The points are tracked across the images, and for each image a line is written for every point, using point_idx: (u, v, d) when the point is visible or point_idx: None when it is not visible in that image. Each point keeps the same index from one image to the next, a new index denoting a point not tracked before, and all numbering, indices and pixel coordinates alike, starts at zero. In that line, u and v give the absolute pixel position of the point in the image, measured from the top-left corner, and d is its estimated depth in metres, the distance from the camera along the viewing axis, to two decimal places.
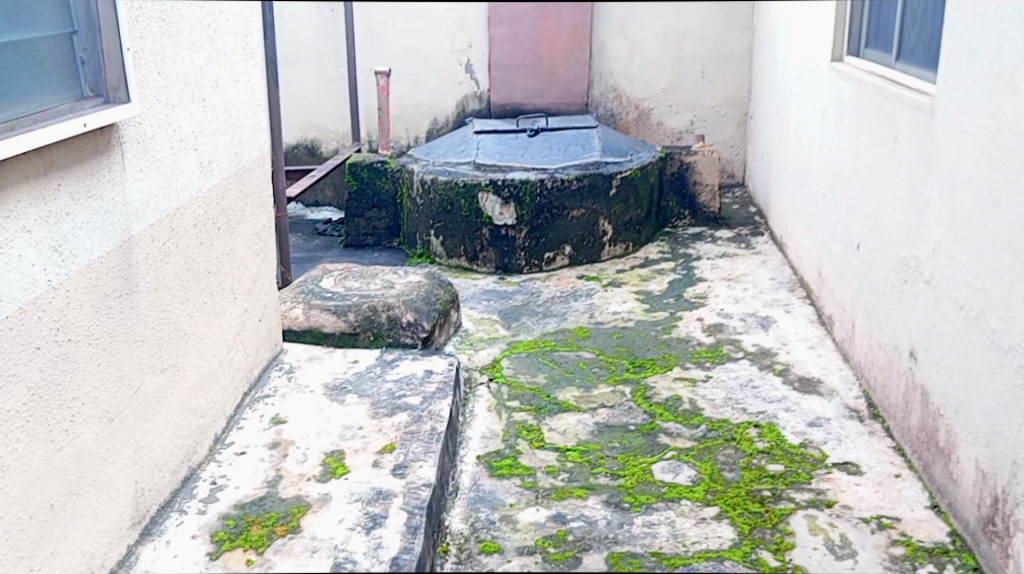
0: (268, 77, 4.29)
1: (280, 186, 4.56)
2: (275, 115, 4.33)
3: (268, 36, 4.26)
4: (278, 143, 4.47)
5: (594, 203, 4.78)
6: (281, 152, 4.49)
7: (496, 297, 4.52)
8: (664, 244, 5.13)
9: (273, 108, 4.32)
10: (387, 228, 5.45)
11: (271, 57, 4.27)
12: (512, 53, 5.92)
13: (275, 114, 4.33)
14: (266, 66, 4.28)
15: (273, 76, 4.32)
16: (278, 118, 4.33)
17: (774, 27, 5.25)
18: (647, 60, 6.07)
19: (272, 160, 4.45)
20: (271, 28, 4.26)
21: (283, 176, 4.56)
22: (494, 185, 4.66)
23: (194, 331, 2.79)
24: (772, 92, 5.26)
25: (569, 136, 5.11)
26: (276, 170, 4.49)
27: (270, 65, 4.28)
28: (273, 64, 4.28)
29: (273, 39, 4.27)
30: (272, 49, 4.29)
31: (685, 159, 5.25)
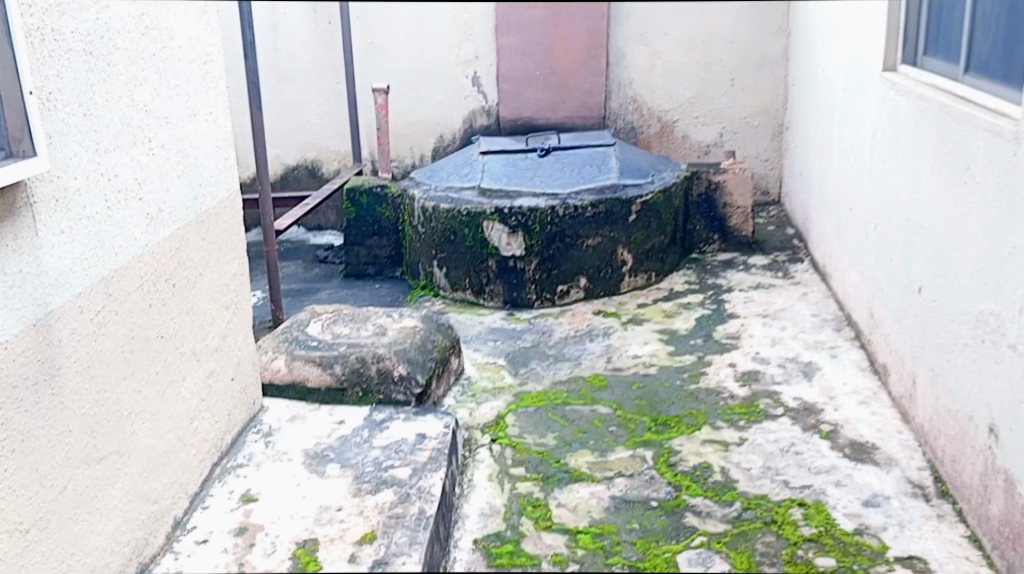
0: (251, 104, 3.99)
1: (269, 220, 4.19)
2: (261, 143, 4.05)
3: (249, 57, 3.91)
4: (264, 174, 4.10)
5: (611, 230, 4.37)
6: (268, 184, 4.12)
7: (504, 337, 4.13)
8: (691, 272, 4.76)
9: (258, 135, 4.04)
10: (389, 258, 5.13)
11: (254, 81, 3.96)
12: (522, 64, 5.51)
13: (260, 142, 4.04)
14: (249, 91, 3.97)
15: (257, 103, 4.00)
16: (264, 145, 4.05)
17: (813, 31, 4.80)
18: (670, 69, 5.62)
19: (260, 192, 4.11)
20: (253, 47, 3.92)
21: (272, 209, 4.20)
22: (500, 213, 4.29)
23: (140, 409, 2.29)
24: (814, 103, 4.80)
25: (584, 156, 4.68)
26: (265, 204, 4.15)
27: (253, 90, 3.96)
28: (256, 87, 3.96)
29: (255, 59, 3.93)
30: (255, 71, 3.95)
31: (713, 178, 4.85)
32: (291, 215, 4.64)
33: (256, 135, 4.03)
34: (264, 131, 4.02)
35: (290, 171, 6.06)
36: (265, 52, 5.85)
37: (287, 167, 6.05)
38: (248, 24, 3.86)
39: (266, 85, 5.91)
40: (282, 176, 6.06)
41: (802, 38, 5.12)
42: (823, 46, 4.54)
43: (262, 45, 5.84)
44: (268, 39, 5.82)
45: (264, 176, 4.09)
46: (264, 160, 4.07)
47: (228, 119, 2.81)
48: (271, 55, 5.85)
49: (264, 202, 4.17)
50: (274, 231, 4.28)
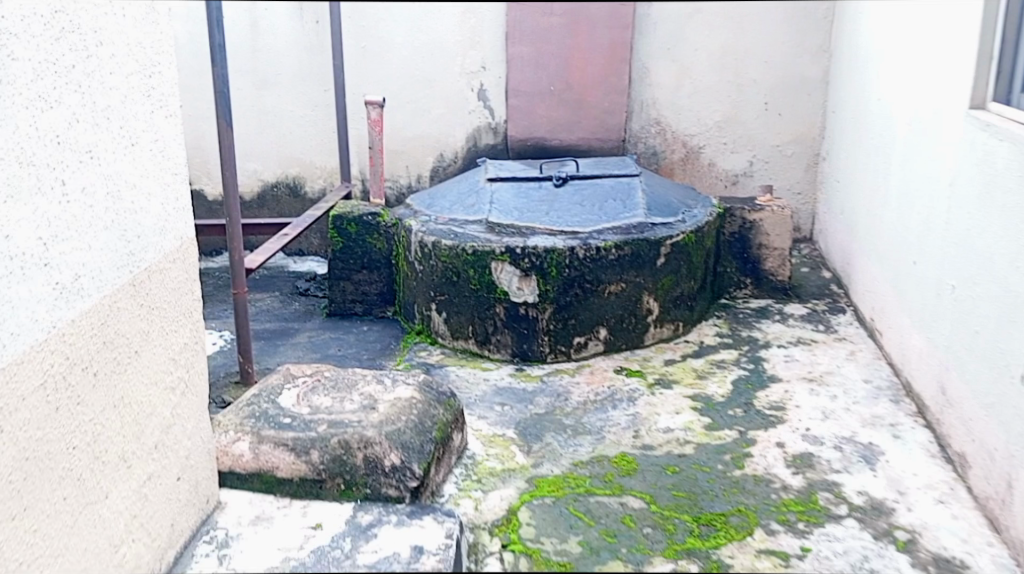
0: (220, 121, 3.40)
1: (240, 259, 3.61)
2: (231, 168, 3.47)
3: (218, 63, 3.33)
4: (234, 204, 3.53)
5: (637, 274, 4.00)
6: (239, 216, 3.54)
7: (513, 398, 3.70)
8: (722, 320, 4.39)
9: (227, 159, 3.45)
10: (379, 295, 4.63)
11: (223, 92, 3.37)
12: (536, 78, 5.03)
13: (230, 167, 3.46)
14: (215, 103, 3.38)
15: (228, 119, 3.41)
16: (235, 170, 3.47)
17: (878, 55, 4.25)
18: (699, 89, 5.18)
19: (229, 226, 3.53)
20: (224, 52, 3.33)
21: (243, 246, 3.63)
22: (511, 254, 3.89)
23: (38, 555, 1.73)
24: (874, 134, 4.26)
25: (606, 187, 4.31)
26: (236, 240, 3.57)
27: (221, 102, 3.37)
28: (225, 99, 3.37)
29: (224, 66, 3.34)
30: (225, 81, 3.37)
31: (749, 216, 4.49)
32: (267, 249, 4.06)
33: (223, 158, 3.44)
34: (235, 153, 3.43)
35: (268, 188, 5.50)
36: (241, 54, 5.25)
37: (266, 183, 5.49)
38: (218, 23, 3.28)
39: (243, 91, 5.32)
40: (259, 194, 5.51)
41: (857, 64, 4.66)
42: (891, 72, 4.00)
43: (237, 45, 5.24)
44: (245, 39, 5.22)
45: (233, 207, 3.51)
46: (234, 187, 3.50)
47: (181, 149, 2.22)
48: (248, 57, 5.25)
49: (233, 237, 3.58)
50: (244, 271, 3.70)
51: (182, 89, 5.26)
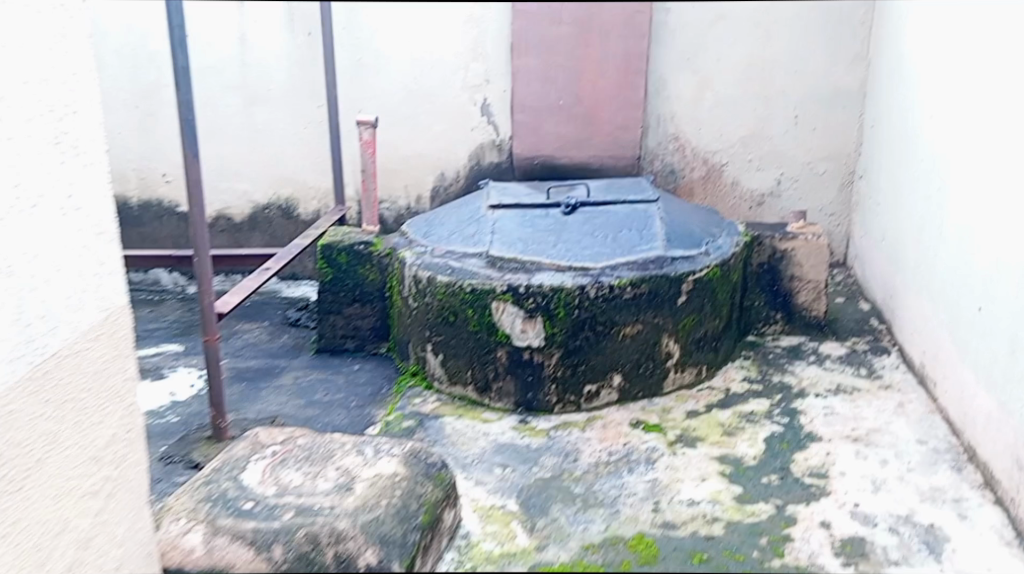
0: (184, 152, 2.97)
1: (211, 302, 3.15)
2: (198, 204, 3.05)
3: (181, 88, 2.90)
4: (203, 244, 3.10)
5: (655, 315, 3.60)
6: (207, 255, 3.12)
7: (518, 458, 3.26)
8: (750, 360, 3.97)
9: (193, 194, 3.02)
10: (371, 330, 4.16)
11: (188, 119, 2.94)
12: (543, 92, 4.65)
13: (197, 202, 3.04)
14: (178, 131, 2.95)
15: (194, 151, 2.99)
16: (202, 207, 3.05)
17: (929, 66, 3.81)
18: (722, 102, 4.75)
19: (197, 267, 3.10)
20: (188, 75, 2.91)
21: (214, 288, 3.17)
22: (514, 294, 3.50)
23: None
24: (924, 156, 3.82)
25: (620, 215, 3.92)
26: (205, 281, 3.12)
27: (185, 130, 2.93)
28: (190, 127, 2.94)
29: (188, 90, 2.91)
30: (190, 107, 2.95)
31: (779, 245, 4.06)
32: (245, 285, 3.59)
33: (188, 192, 3.02)
34: (202, 186, 3.01)
35: (259, 210, 5.09)
36: (230, 68, 4.83)
37: (257, 206, 5.08)
38: (181, 41, 2.85)
39: (233, 107, 4.90)
40: (250, 216, 5.10)
41: (899, 78, 4.23)
42: (947, 87, 3.56)
43: (225, 59, 4.82)
44: (233, 52, 4.81)
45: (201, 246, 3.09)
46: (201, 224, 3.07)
47: (109, 204, 1.88)
48: (237, 71, 4.84)
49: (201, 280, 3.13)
50: (217, 315, 3.23)
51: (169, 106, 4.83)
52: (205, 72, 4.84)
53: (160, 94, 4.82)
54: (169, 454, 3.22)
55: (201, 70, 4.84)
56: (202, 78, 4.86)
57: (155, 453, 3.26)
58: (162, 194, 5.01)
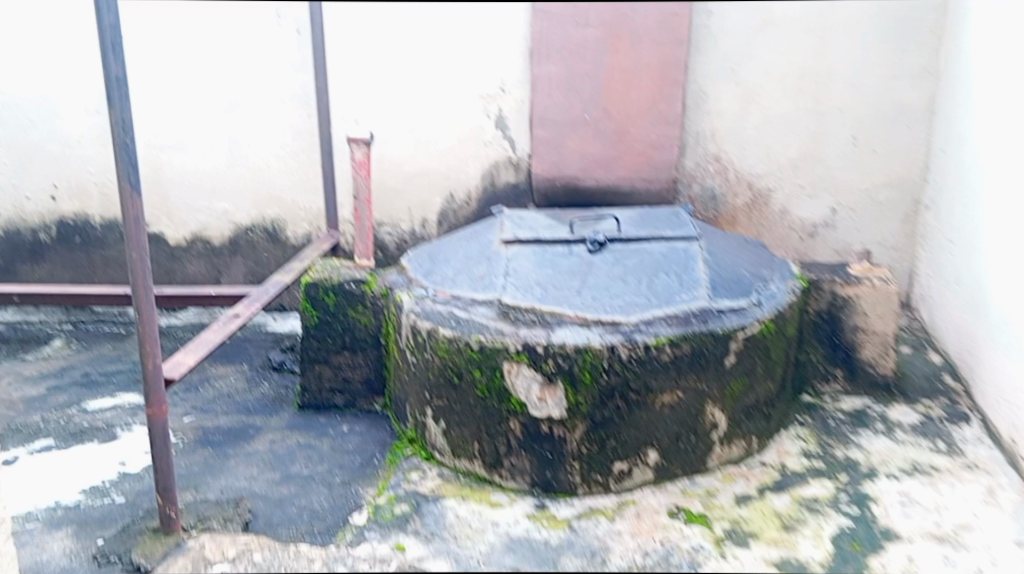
0: (121, 183, 2.38)
1: (156, 368, 2.54)
2: (139, 246, 2.46)
3: (115, 103, 2.33)
4: (146, 295, 2.50)
5: (698, 380, 3.01)
6: (151, 307, 2.51)
7: (532, 559, 2.68)
8: (807, 429, 3.36)
9: (133, 234, 2.44)
10: (365, 384, 3.59)
11: (125, 143, 2.36)
12: (566, 105, 4.08)
13: (137, 242, 2.45)
14: (114, 158, 2.36)
15: (134, 182, 2.40)
16: (144, 249, 2.46)
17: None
18: (769, 118, 4.16)
19: (139, 321, 2.50)
20: (125, 88, 2.34)
21: (160, 349, 2.56)
22: (530, 354, 2.92)
23: None
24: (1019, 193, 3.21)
25: (656, 256, 3.33)
26: (149, 339, 2.51)
27: (121, 156, 2.35)
28: (127, 152, 2.36)
29: (124, 107, 2.34)
30: (127, 127, 2.37)
31: (841, 291, 3.47)
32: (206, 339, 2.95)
33: (127, 232, 2.43)
34: (144, 224, 2.43)
35: (241, 232, 4.50)
36: (203, 69, 4.25)
37: (238, 227, 4.50)
38: (116, 46, 2.30)
39: (211, 115, 4.32)
40: (231, 238, 4.51)
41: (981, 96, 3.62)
42: None
43: (198, 59, 4.23)
44: (207, 51, 4.22)
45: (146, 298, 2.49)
46: (144, 269, 2.49)
47: None
48: (212, 73, 4.25)
49: (144, 340, 2.52)
50: (164, 383, 2.61)
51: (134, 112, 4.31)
52: (175, 74, 4.25)
53: None
54: (105, 551, 2.63)
55: (171, 71, 4.24)
56: (172, 81, 4.26)
57: (88, 547, 2.68)
58: None
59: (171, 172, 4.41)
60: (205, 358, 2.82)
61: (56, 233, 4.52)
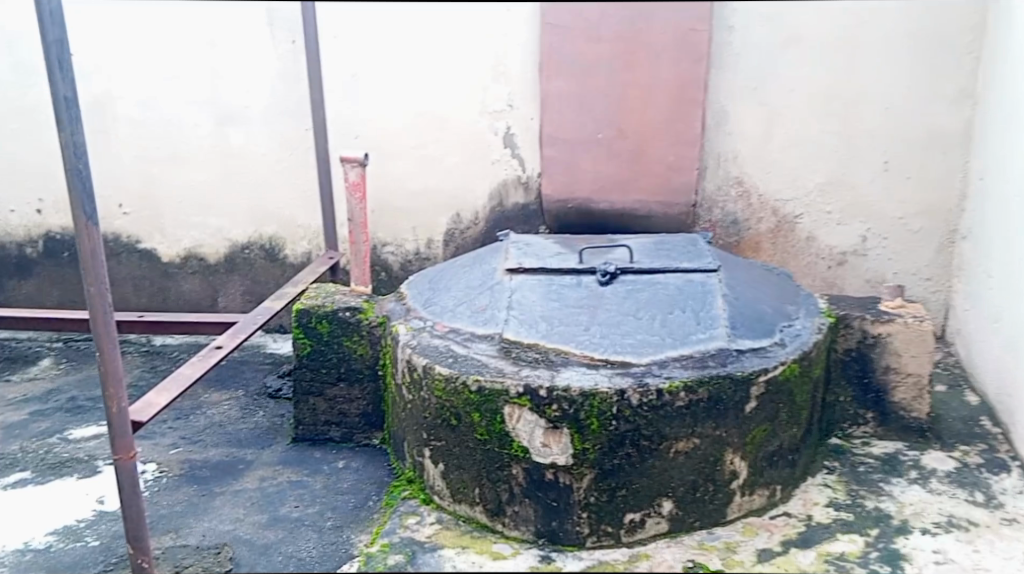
0: (76, 213, 2.35)
1: (122, 409, 2.47)
2: (99, 280, 2.42)
3: (66, 127, 2.29)
4: (108, 334, 2.45)
5: (716, 427, 2.80)
6: (113, 346, 2.45)
7: None
8: (834, 476, 3.14)
9: (90, 266, 2.39)
10: (361, 416, 3.41)
11: (77, 169, 2.32)
12: (578, 123, 3.87)
13: (95, 276, 2.40)
14: (68, 187, 2.33)
15: (90, 212, 2.37)
16: (103, 283, 2.42)
17: None
18: (792, 140, 3.94)
19: (102, 362, 2.44)
20: (74, 109, 2.30)
21: (126, 390, 2.49)
22: (532, 398, 2.75)
23: None
24: None
25: (672, 290, 3.12)
26: (112, 381, 2.44)
27: (75, 183, 2.31)
28: (79, 179, 2.32)
29: (75, 130, 2.30)
30: (79, 153, 2.33)
31: (871, 328, 3.25)
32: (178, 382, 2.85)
33: (83, 264, 2.39)
34: (101, 257, 2.39)
35: (238, 250, 4.41)
36: (193, 80, 4.16)
37: (235, 244, 4.40)
38: (63, 64, 2.25)
39: (203, 127, 4.24)
40: (228, 256, 4.42)
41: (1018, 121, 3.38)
42: None
43: (186, 70, 4.15)
44: (195, 61, 4.14)
45: (108, 334, 2.44)
46: (104, 305, 2.44)
47: None
48: (201, 84, 4.17)
49: (107, 381, 2.46)
50: (131, 427, 2.54)
51: (125, 122, 4.25)
52: (164, 84, 4.18)
53: (113, 107, 4.23)
54: None
55: (160, 81, 4.18)
56: (161, 90, 4.19)
57: None
58: (120, 228, 4.43)
59: (164, 184, 4.34)
60: (178, 397, 2.75)
61: (42, 248, 4.39)
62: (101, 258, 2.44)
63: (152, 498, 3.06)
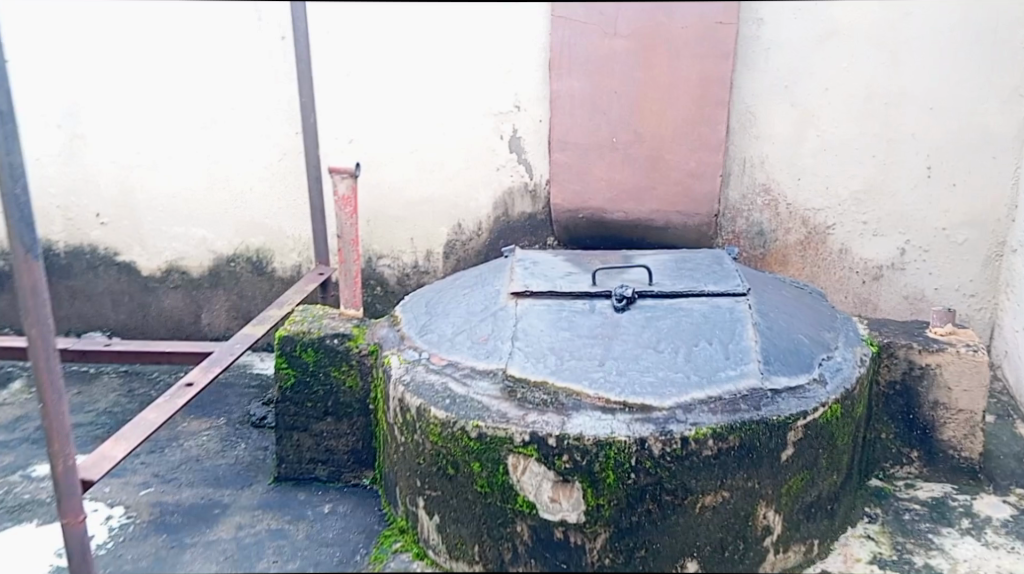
0: (15, 245, 2.07)
1: (68, 467, 2.26)
2: (42, 323, 2.14)
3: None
4: (52, 384, 2.20)
5: (748, 478, 2.48)
6: (57, 398, 2.20)
7: None
8: (877, 526, 2.81)
9: (32, 307, 2.12)
10: (350, 454, 3.10)
11: (14, 195, 2.05)
12: (591, 126, 3.54)
13: (39, 320, 2.13)
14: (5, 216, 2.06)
15: (32, 245, 2.10)
16: (46, 326, 2.15)
17: None
18: (826, 144, 3.60)
19: (45, 415, 2.20)
20: (9, 123, 2.03)
21: (74, 445, 2.27)
22: (540, 447, 2.43)
23: None
24: None
25: (698, 318, 2.79)
26: (58, 436, 2.22)
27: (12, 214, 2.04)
28: (17, 208, 2.05)
29: (11, 150, 2.03)
30: (17, 174, 2.06)
31: (918, 358, 2.92)
32: (141, 429, 2.60)
33: (24, 304, 2.12)
34: (42, 296, 2.11)
35: (223, 263, 4.10)
36: (174, 81, 3.84)
37: (220, 258, 4.10)
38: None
39: (185, 131, 3.92)
40: (212, 270, 4.11)
41: None
42: None
43: (170, 69, 3.83)
44: (176, 61, 3.82)
45: (52, 384, 2.18)
46: (48, 351, 2.17)
47: None
48: (182, 86, 3.85)
49: (54, 435, 2.24)
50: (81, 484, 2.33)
51: (101, 127, 3.94)
52: (142, 86, 3.86)
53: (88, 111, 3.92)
54: None
55: (138, 82, 3.86)
56: (140, 93, 3.87)
57: None
58: (96, 239, 4.12)
59: (143, 193, 4.04)
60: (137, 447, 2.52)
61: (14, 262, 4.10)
62: (47, 297, 2.15)
63: (116, 551, 2.79)
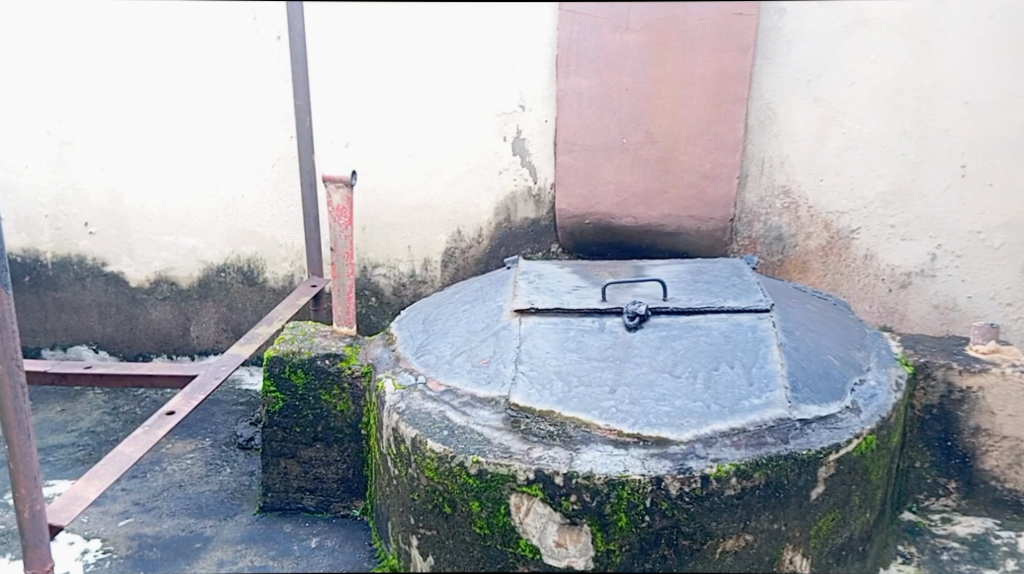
0: None
1: (35, 513, 2.10)
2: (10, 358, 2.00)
3: None
4: (20, 423, 2.04)
5: (774, 519, 2.26)
6: (24, 438, 2.05)
7: None
8: (912, 568, 2.55)
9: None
10: (340, 482, 2.89)
11: None
12: (599, 127, 3.32)
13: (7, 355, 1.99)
14: None
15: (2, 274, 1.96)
16: (14, 362, 2.00)
17: None
18: (851, 143, 3.35)
19: (11, 456, 2.05)
20: None
21: (42, 489, 2.11)
22: (545, 487, 2.21)
23: None
24: None
25: (718, 338, 2.55)
26: (25, 479, 2.07)
27: None
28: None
29: None
30: None
31: (959, 380, 2.70)
32: (115, 465, 2.39)
33: None
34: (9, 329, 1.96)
35: (213, 273, 3.90)
36: (165, 84, 3.64)
37: (210, 267, 3.89)
38: None
39: (175, 136, 3.72)
40: (202, 280, 3.91)
41: None
42: None
43: (160, 72, 3.63)
44: (167, 62, 3.61)
45: (19, 424, 2.03)
46: (15, 388, 2.02)
47: None
48: (174, 89, 3.64)
49: (20, 478, 2.08)
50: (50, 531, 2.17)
51: (89, 133, 3.74)
52: (135, 90, 3.66)
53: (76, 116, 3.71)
54: None
55: (130, 87, 3.66)
56: (132, 99, 3.67)
57: None
58: (84, 249, 3.92)
59: (132, 201, 3.83)
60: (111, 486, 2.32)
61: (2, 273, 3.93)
62: (14, 330, 2.01)
63: None
